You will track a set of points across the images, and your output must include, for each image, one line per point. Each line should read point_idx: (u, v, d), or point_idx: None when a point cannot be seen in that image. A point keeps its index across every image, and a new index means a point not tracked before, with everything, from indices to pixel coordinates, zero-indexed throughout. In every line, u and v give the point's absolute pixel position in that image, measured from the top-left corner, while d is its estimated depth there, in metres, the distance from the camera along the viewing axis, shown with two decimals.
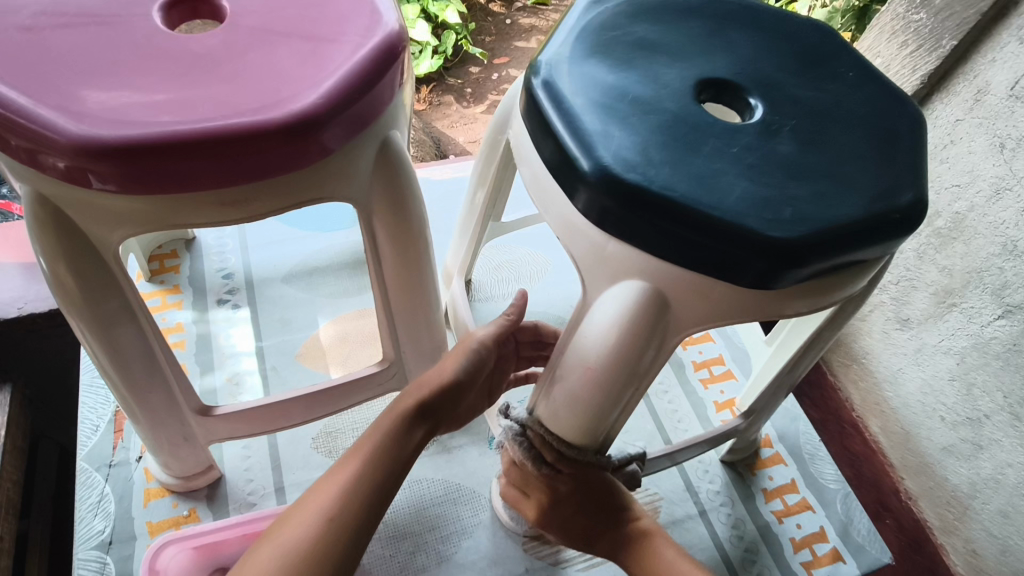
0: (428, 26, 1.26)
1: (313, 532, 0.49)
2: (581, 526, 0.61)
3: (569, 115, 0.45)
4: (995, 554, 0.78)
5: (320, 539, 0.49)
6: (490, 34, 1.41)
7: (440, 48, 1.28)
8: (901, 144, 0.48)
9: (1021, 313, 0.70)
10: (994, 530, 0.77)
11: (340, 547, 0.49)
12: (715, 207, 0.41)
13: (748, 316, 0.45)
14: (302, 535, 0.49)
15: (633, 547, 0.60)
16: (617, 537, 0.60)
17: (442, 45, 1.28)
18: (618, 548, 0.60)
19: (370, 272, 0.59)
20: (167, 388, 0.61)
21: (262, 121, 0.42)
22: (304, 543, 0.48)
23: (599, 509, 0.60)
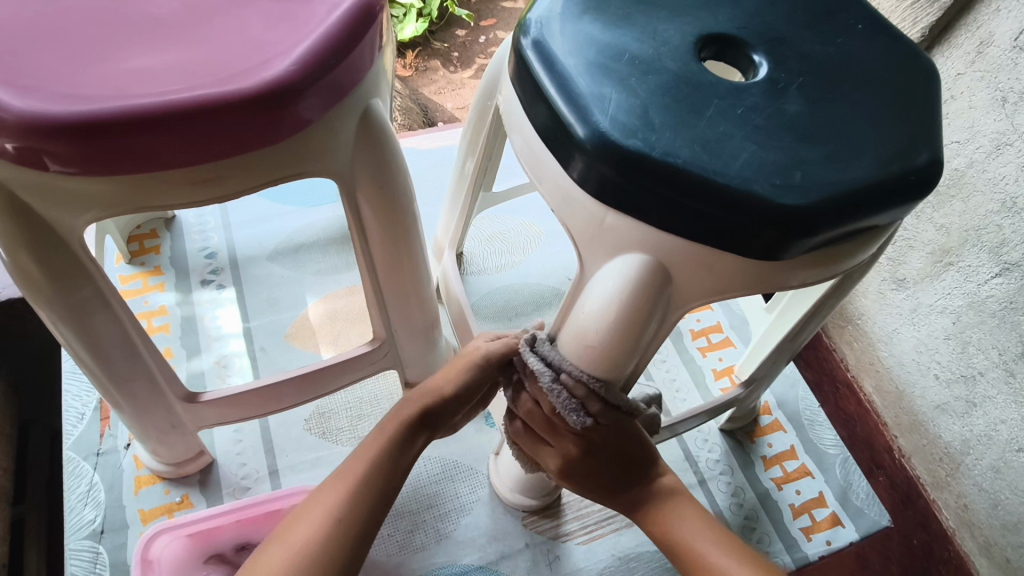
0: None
1: (325, 528, 0.49)
2: (603, 480, 0.55)
3: (562, 78, 0.42)
4: (985, 507, 0.78)
5: (332, 536, 0.49)
6: None
7: (424, 10, 1.23)
8: (914, 101, 0.45)
9: (1019, 270, 0.68)
10: (984, 484, 0.77)
11: (351, 545, 0.49)
12: (720, 173, 0.39)
13: (754, 288, 0.43)
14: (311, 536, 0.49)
15: (650, 507, 0.55)
16: (638, 494, 0.55)
17: (426, 7, 1.22)
18: (641, 504, 0.55)
19: (357, 249, 0.56)
20: (150, 375, 0.59)
21: (232, 92, 0.38)
22: (314, 539, 0.48)
23: (624, 466, 0.54)
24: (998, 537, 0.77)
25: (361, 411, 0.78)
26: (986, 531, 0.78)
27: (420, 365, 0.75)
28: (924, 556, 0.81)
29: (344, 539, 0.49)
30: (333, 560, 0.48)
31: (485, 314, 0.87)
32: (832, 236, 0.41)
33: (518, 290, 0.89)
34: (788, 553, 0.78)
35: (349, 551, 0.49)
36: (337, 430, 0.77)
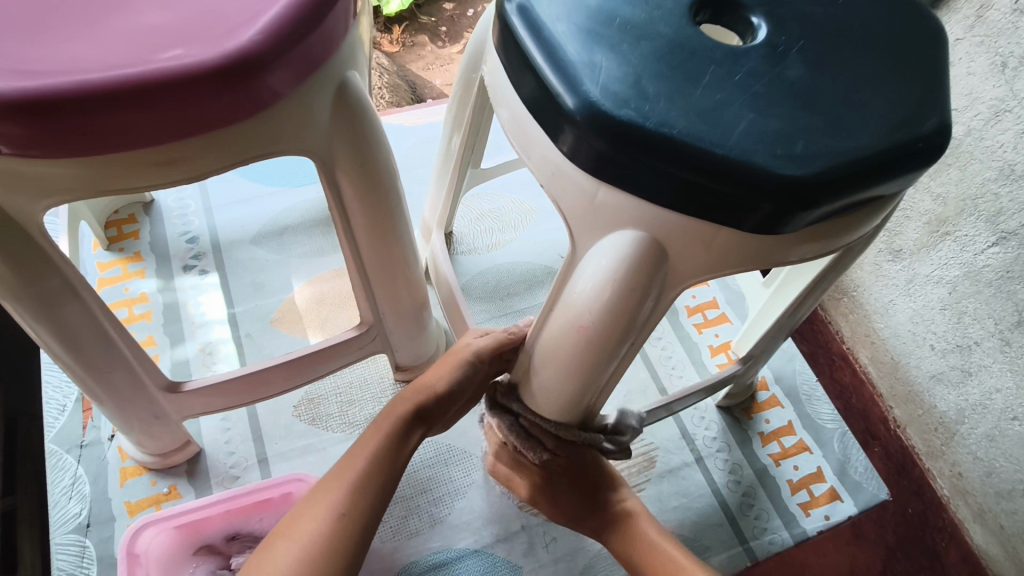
0: None
1: (330, 524, 0.51)
2: (570, 507, 0.66)
3: (549, 45, 0.39)
4: (980, 476, 0.78)
5: (337, 531, 0.51)
6: None
7: None
8: (919, 62, 0.43)
9: (1016, 239, 0.67)
10: (980, 453, 0.77)
11: (355, 538, 0.52)
12: (718, 143, 0.36)
13: (751, 263, 0.42)
14: (316, 530, 0.51)
15: (613, 529, 0.64)
16: (603, 518, 0.65)
17: None
18: (604, 528, 0.64)
19: (339, 231, 0.54)
20: (129, 367, 0.57)
21: (191, 64, 0.36)
22: (320, 534, 0.51)
23: (585, 490, 0.66)
24: (992, 504, 0.77)
25: (351, 396, 0.77)
26: (980, 498, 0.78)
27: (411, 349, 0.73)
28: (918, 524, 0.81)
29: (349, 533, 0.52)
30: (339, 553, 0.51)
31: (476, 295, 0.85)
32: (835, 208, 0.39)
33: (510, 269, 0.87)
34: (786, 529, 0.77)
35: (353, 545, 0.51)
36: (327, 416, 0.75)
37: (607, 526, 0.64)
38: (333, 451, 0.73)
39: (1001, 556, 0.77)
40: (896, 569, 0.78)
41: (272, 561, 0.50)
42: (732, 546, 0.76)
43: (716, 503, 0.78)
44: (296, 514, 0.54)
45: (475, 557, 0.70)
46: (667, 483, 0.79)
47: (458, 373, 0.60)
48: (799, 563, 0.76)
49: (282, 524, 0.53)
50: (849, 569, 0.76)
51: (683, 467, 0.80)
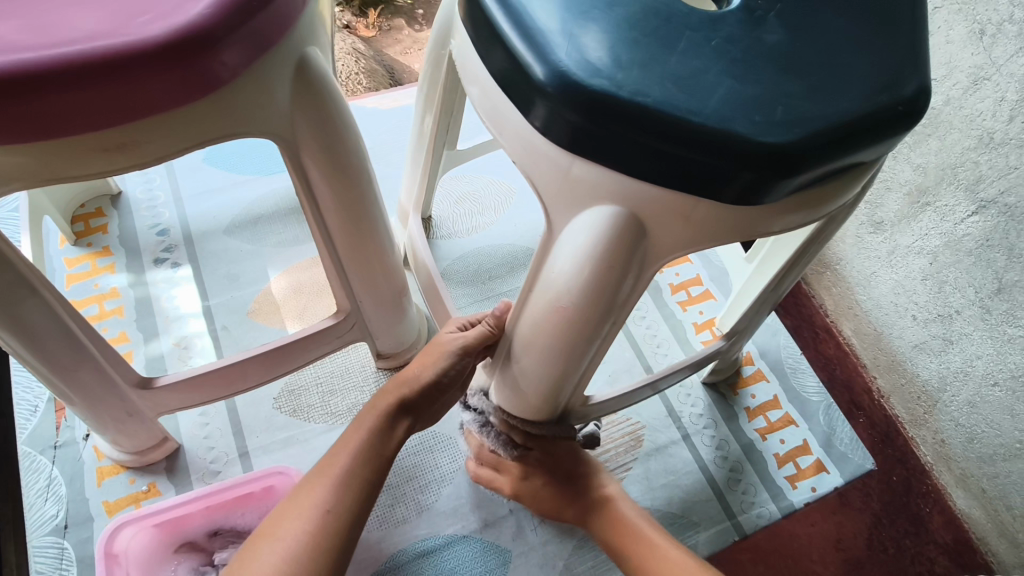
0: None
1: (316, 522, 0.50)
2: (551, 500, 0.67)
3: (515, 15, 0.38)
4: (962, 443, 0.78)
5: (323, 529, 0.51)
6: None
7: None
8: (899, 23, 0.41)
9: (996, 207, 0.66)
10: (961, 420, 0.78)
11: (343, 535, 0.51)
12: (694, 111, 0.35)
13: (733, 236, 0.41)
14: (301, 528, 0.50)
15: (596, 514, 0.65)
16: (585, 504, 0.66)
17: None
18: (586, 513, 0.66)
19: (308, 216, 0.52)
20: (96, 366, 0.55)
21: (136, 41, 0.34)
22: (306, 533, 0.50)
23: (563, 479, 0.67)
24: (975, 469, 0.78)
25: (333, 385, 0.75)
26: (963, 464, 0.79)
27: (392, 336, 0.72)
28: (903, 491, 0.81)
29: (336, 530, 0.51)
30: (326, 551, 0.50)
31: (457, 280, 0.83)
32: (816, 175, 0.37)
33: (491, 253, 0.86)
34: (774, 502, 0.78)
35: (340, 542, 0.51)
36: (309, 407, 0.74)
37: (590, 511, 0.66)
38: (316, 442, 0.72)
39: (984, 519, 0.78)
40: (882, 537, 0.78)
41: (257, 560, 0.49)
42: (721, 521, 0.76)
43: (704, 479, 0.78)
44: (281, 512, 0.53)
45: (464, 544, 0.70)
46: (655, 461, 0.79)
47: (442, 366, 0.58)
48: (787, 533, 0.76)
49: (265, 523, 0.52)
50: (837, 539, 0.77)
51: (670, 445, 0.80)
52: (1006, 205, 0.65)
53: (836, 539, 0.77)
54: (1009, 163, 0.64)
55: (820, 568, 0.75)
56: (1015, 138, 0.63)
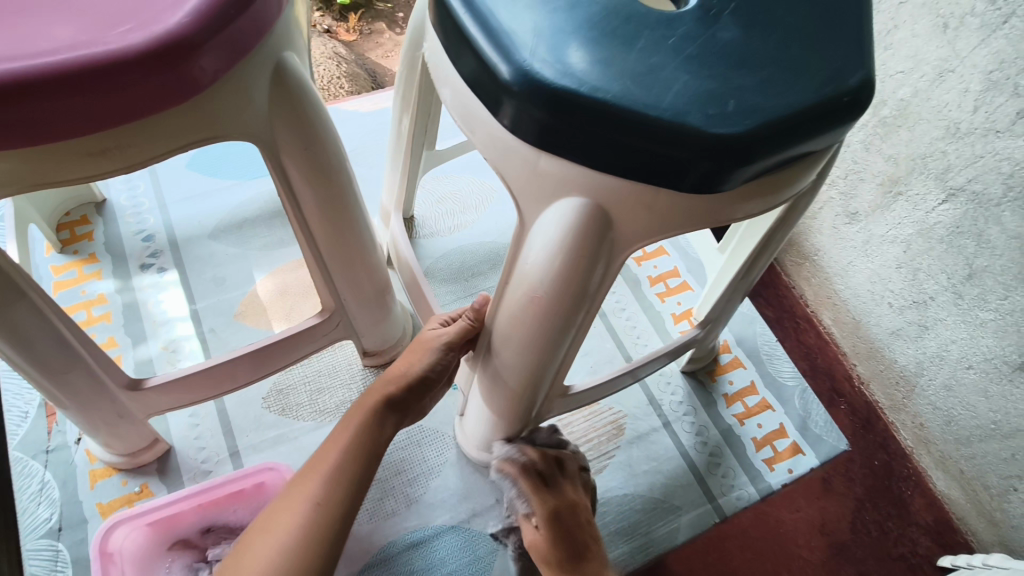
0: None
1: (306, 515, 0.52)
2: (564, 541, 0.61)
3: (483, 18, 0.40)
4: (940, 425, 0.81)
5: (315, 521, 0.52)
6: None
7: None
8: (847, 18, 0.44)
9: (964, 195, 0.69)
10: (939, 403, 0.80)
11: (334, 528, 0.52)
12: (653, 106, 0.37)
13: (697, 223, 0.43)
14: (294, 522, 0.52)
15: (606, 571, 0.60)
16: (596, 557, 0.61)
17: None
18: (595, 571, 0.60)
19: (290, 216, 0.54)
20: (88, 368, 0.56)
21: (118, 50, 0.36)
22: (298, 526, 0.52)
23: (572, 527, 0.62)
24: (953, 451, 0.81)
25: (320, 384, 0.77)
26: (941, 446, 0.82)
27: (377, 334, 0.74)
28: (885, 474, 0.84)
29: (328, 523, 0.52)
30: (318, 543, 0.51)
31: (440, 278, 0.85)
32: (770, 163, 0.40)
33: (473, 250, 0.88)
34: (752, 485, 0.80)
35: (332, 532, 0.52)
36: (297, 406, 0.75)
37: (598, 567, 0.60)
38: (306, 439, 0.73)
39: (963, 499, 0.81)
40: (866, 519, 0.81)
41: (251, 555, 0.51)
42: (701, 504, 0.78)
43: (685, 465, 0.80)
44: (275, 508, 0.54)
45: (452, 534, 0.71)
46: (637, 448, 0.81)
47: (427, 362, 0.60)
48: (774, 519, 0.79)
49: (259, 521, 0.54)
50: (822, 523, 0.80)
51: (652, 433, 0.82)
52: (973, 192, 0.68)
53: (820, 523, 0.80)
54: (975, 152, 0.67)
55: (806, 552, 0.78)
56: (980, 127, 0.65)
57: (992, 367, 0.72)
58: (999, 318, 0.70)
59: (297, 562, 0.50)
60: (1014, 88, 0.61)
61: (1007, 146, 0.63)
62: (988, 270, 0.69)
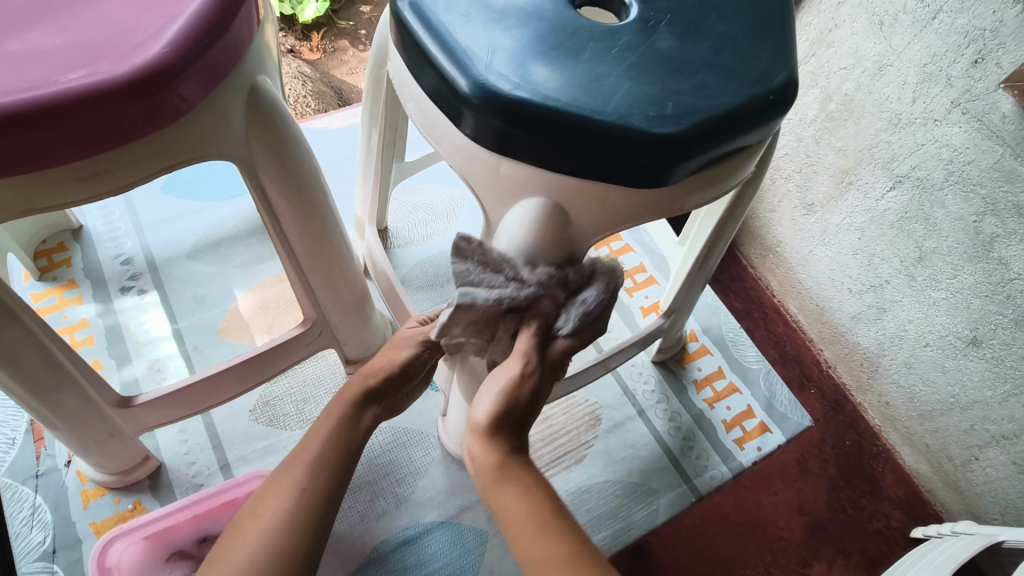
0: None
1: (293, 500, 0.54)
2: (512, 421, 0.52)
3: (442, 36, 0.43)
4: (904, 401, 0.86)
5: (300, 507, 0.54)
6: None
7: None
8: (774, 25, 0.49)
9: (910, 182, 0.75)
10: (901, 380, 0.85)
11: (316, 511, 0.54)
12: (599, 111, 0.41)
13: (649, 215, 0.47)
14: (281, 506, 0.54)
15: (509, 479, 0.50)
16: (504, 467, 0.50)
17: None
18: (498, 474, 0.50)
19: (269, 228, 0.57)
20: (79, 386, 0.58)
21: (101, 81, 0.38)
22: (284, 510, 0.53)
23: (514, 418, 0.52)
24: (918, 426, 0.86)
25: (306, 394, 0.79)
26: (907, 422, 0.87)
27: (358, 341, 0.76)
28: (857, 454, 0.90)
29: (314, 506, 0.54)
30: (303, 524, 0.53)
31: (417, 285, 0.88)
32: (710, 157, 0.44)
33: (447, 256, 0.91)
34: (725, 464, 0.85)
35: (316, 516, 0.54)
36: (285, 416, 0.78)
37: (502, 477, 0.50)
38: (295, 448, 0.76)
39: (930, 472, 0.86)
40: (842, 497, 0.86)
41: (239, 538, 0.52)
42: (678, 486, 0.82)
43: (661, 450, 0.84)
44: (260, 495, 0.56)
45: (443, 529, 0.74)
46: (615, 436, 0.85)
47: (407, 355, 0.63)
48: (753, 503, 0.83)
49: (246, 506, 0.56)
50: (799, 504, 0.84)
51: (628, 421, 0.86)
52: (918, 178, 0.74)
53: (799, 504, 0.84)
54: (917, 141, 0.72)
55: (787, 533, 0.82)
56: (919, 117, 0.71)
57: (948, 343, 0.77)
58: (950, 296, 0.75)
59: (281, 544, 0.52)
60: (947, 79, 0.67)
61: (945, 134, 0.69)
62: (936, 252, 0.75)
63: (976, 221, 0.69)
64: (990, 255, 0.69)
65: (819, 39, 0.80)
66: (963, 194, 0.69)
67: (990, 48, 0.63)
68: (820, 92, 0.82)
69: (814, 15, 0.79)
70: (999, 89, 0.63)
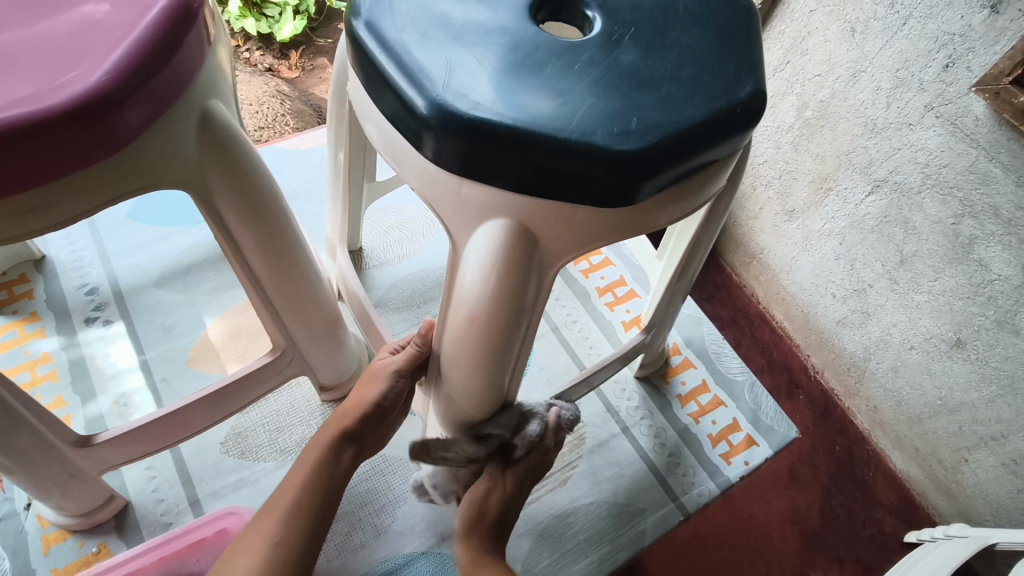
0: None
1: (265, 555, 0.53)
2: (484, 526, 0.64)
3: (399, 57, 0.42)
4: (892, 406, 0.85)
5: (273, 561, 0.53)
6: None
7: (302, 6, 1.19)
8: (738, 37, 0.48)
9: (888, 186, 0.74)
10: (888, 384, 0.84)
11: (290, 563, 0.54)
12: (562, 129, 0.39)
13: (619, 234, 0.46)
14: (253, 561, 0.53)
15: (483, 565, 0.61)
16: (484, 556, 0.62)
17: (303, 3, 1.19)
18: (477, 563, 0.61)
19: (229, 257, 0.54)
20: (33, 428, 0.55)
21: (37, 111, 0.36)
22: (257, 565, 0.53)
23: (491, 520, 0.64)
24: (907, 430, 0.84)
25: (279, 423, 0.77)
26: (896, 426, 0.86)
27: (332, 368, 0.74)
28: (846, 459, 0.88)
29: (285, 559, 0.54)
30: None
31: (393, 306, 0.86)
32: (677, 172, 0.43)
33: (424, 276, 0.90)
34: (712, 480, 0.83)
35: (290, 570, 0.54)
36: (257, 447, 0.75)
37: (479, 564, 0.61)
38: (267, 481, 0.73)
39: (921, 476, 0.85)
40: (834, 504, 0.84)
41: None
42: (665, 504, 0.80)
43: (647, 467, 0.83)
44: (233, 550, 0.55)
45: (423, 559, 0.72)
46: (599, 455, 0.83)
47: (380, 390, 0.62)
48: (746, 514, 0.82)
49: (222, 557, 0.55)
50: (792, 513, 0.83)
51: (612, 439, 0.84)
52: (895, 182, 0.73)
53: (792, 513, 0.83)
54: (893, 145, 0.72)
55: (780, 543, 0.81)
56: (894, 122, 0.70)
57: (932, 346, 0.76)
58: (932, 300, 0.74)
59: None
60: (919, 84, 0.67)
61: (920, 138, 0.69)
62: (917, 255, 0.74)
63: (954, 223, 0.69)
64: (970, 257, 0.68)
65: (793, 47, 0.79)
66: (941, 197, 0.69)
67: (960, 52, 0.62)
68: (796, 99, 0.81)
69: (786, 23, 0.79)
70: (971, 92, 0.63)
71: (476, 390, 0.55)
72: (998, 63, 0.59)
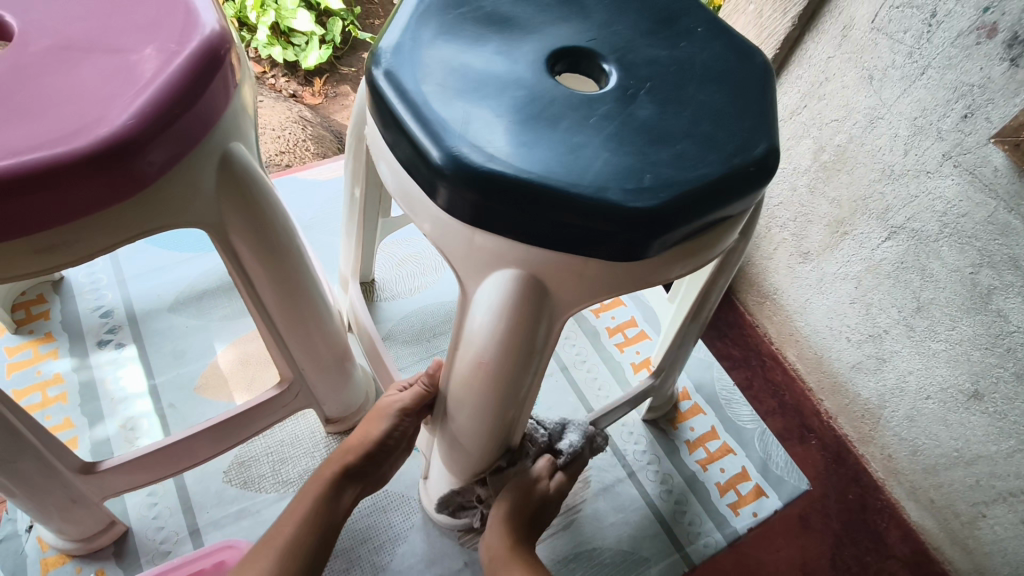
0: (311, 15, 1.20)
1: None
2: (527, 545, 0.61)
3: (417, 107, 0.42)
4: (907, 454, 0.83)
5: None
6: (378, 17, 1.33)
7: (327, 37, 1.22)
8: (754, 93, 0.48)
9: (905, 232, 0.73)
10: (904, 433, 0.82)
11: None
12: (576, 184, 0.40)
13: (629, 288, 0.45)
14: None
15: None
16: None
17: (329, 34, 1.22)
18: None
19: (242, 292, 0.55)
20: (38, 454, 0.56)
21: (63, 153, 0.37)
22: None
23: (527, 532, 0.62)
24: (922, 480, 0.82)
25: (283, 454, 0.77)
26: (910, 475, 0.84)
27: (338, 401, 0.74)
28: (859, 508, 0.86)
29: None
30: None
31: (403, 338, 0.87)
32: (689, 229, 0.43)
33: (434, 309, 0.90)
34: (719, 531, 0.81)
35: None
36: (259, 478, 0.75)
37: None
38: (267, 513, 0.72)
39: (936, 528, 0.82)
40: (845, 555, 0.82)
41: None
42: (670, 553, 0.78)
43: (652, 514, 0.81)
44: None
45: None
46: (604, 499, 0.82)
47: (386, 427, 0.62)
48: (754, 561, 0.80)
49: None
50: (801, 562, 0.81)
51: (618, 483, 0.83)
52: (912, 230, 0.72)
53: (801, 562, 0.80)
54: (910, 192, 0.71)
55: None
56: (912, 168, 0.70)
57: (949, 397, 0.75)
58: (949, 351, 0.73)
59: None
60: (937, 132, 0.67)
61: (937, 186, 0.68)
62: (933, 302, 0.73)
63: (972, 272, 0.68)
64: (988, 307, 0.67)
65: (809, 92, 0.79)
66: (959, 246, 0.68)
67: (979, 103, 0.62)
68: (812, 143, 0.81)
69: (804, 68, 0.78)
70: (990, 143, 0.62)
71: (482, 432, 0.55)
72: (1018, 115, 0.59)
